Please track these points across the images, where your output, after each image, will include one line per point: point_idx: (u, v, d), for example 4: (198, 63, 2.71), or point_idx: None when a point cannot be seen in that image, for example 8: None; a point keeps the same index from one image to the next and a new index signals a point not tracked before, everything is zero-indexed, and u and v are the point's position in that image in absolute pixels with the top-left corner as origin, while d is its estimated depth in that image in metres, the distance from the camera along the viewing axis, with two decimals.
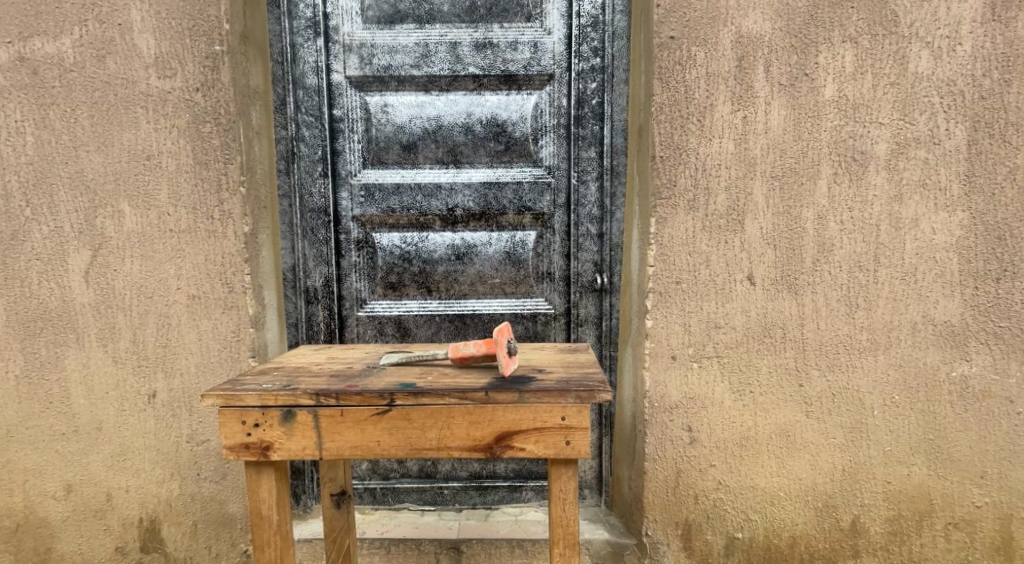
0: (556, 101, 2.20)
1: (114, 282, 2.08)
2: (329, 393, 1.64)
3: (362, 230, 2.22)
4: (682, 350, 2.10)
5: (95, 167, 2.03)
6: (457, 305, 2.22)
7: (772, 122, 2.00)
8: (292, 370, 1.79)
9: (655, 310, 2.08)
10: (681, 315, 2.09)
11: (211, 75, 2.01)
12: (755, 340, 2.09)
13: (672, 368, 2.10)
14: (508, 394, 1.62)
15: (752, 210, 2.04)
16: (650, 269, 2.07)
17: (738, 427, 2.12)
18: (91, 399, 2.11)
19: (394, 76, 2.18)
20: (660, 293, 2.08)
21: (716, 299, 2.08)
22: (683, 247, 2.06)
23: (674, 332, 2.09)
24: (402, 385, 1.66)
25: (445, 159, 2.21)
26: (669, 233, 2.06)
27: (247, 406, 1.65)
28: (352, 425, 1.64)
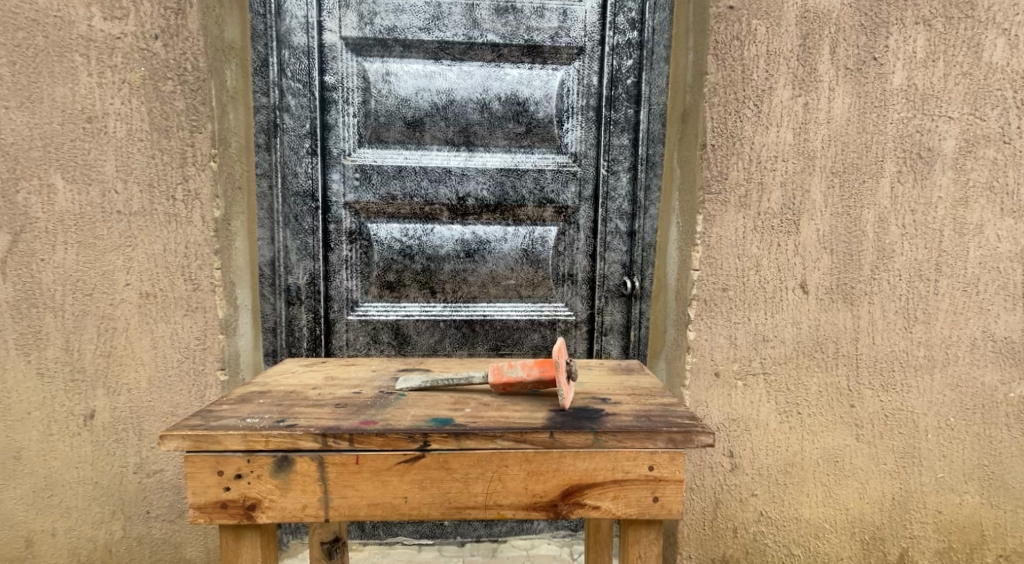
0: (585, 79, 1.93)
1: (41, 274, 1.67)
2: (341, 435, 1.36)
3: (356, 220, 1.87)
4: (726, 366, 1.85)
5: (15, 128, 1.63)
6: (466, 310, 1.90)
7: (835, 111, 1.79)
8: (283, 397, 1.49)
9: (697, 320, 1.82)
10: (727, 327, 1.84)
11: (175, 19, 1.65)
12: (806, 355, 1.86)
13: (715, 386, 1.85)
14: (580, 436, 1.39)
15: (809, 209, 1.82)
16: (696, 273, 1.81)
17: (783, 451, 1.88)
18: (6, 421, 1.70)
19: (399, 40, 1.84)
20: (705, 300, 1.82)
21: (765, 308, 1.84)
22: (732, 250, 1.81)
23: (718, 346, 1.84)
24: (436, 423, 1.40)
25: (456, 140, 1.88)
26: (719, 232, 1.80)
27: (228, 452, 1.36)
28: (369, 477, 1.38)
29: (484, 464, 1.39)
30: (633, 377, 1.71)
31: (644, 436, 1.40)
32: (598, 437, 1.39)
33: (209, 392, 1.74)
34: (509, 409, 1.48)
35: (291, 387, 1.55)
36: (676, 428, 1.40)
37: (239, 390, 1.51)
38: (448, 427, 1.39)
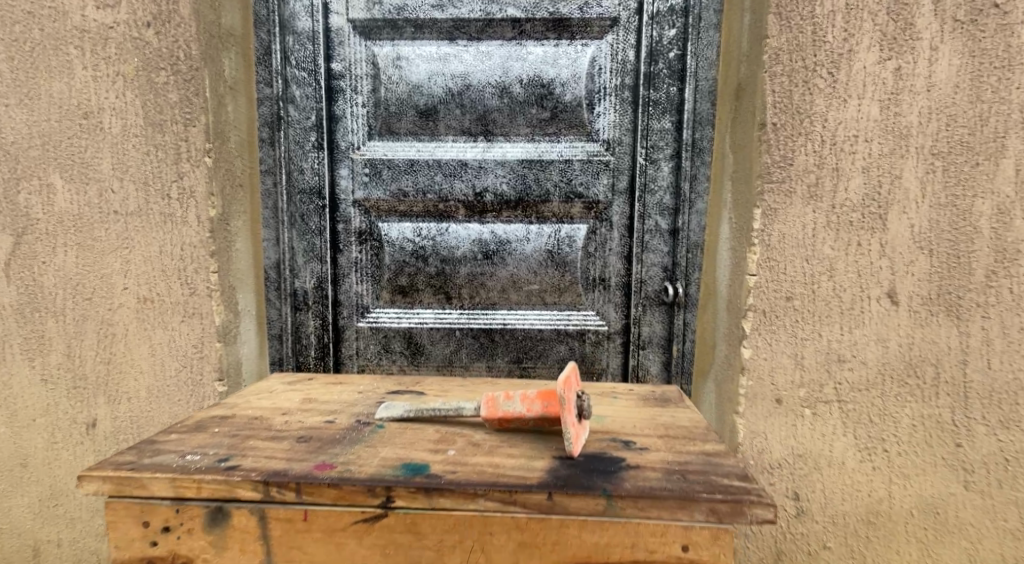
0: (620, 54, 1.68)
1: (42, 277, 1.62)
2: (287, 484, 1.20)
3: (366, 219, 1.70)
4: (790, 392, 1.52)
5: (16, 127, 1.60)
6: (484, 318, 1.71)
7: (937, 75, 1.43)
8: (242, 426, 1.38)
9: (756, 335, 1.52)
10: (791, 344, 1.51)
11: (167, 5, 1.55)
12: (895, 381, 1.50)
13: (777, 415, 1.53)
14: (589, 500, 1.18)
15: (901, 201, 1.45)
16: (754, 278, 1.51)
17: (862, 496, 1.52)
18: (13, 427, 1.66)
19: (409, 21, 1.65)
20: (765, 311, 1.51)
21: (843, 323, 1.50)
22: (796, 252, 1.49)
23: (780, 367, 1.52)
24: (406, 473, 1.22)
25: (473, 130, 1.68)
26: (781, 228, 1.49)
27: (156, 500, 1.22)
28: (320, 536, 1.21)
29: (462, 528, 1.20)
30: (658, 418, 1.45)
31: (675, 505, 1.18)
32: (613, 502, 1.18)
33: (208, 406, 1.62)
34: (502, 454, 1.28)
35: (257, 413, 1.44)
36: (725, 500, 1.17)
37: (199, 416, 1.42)
38: (420, 480, 1.20)
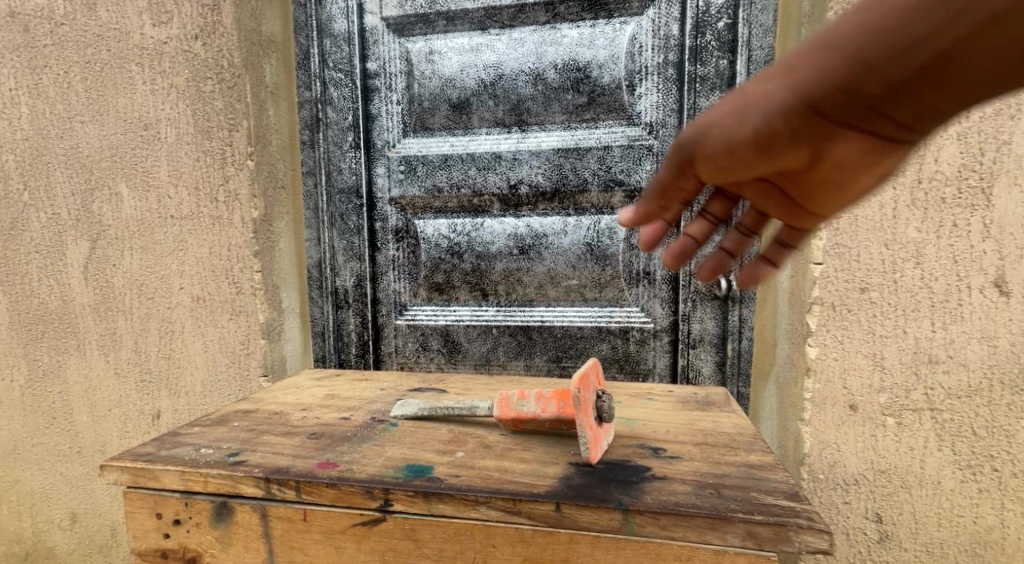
0: (662, 29, 1.58)
1: (113, 279, 1.70)
2: (287, 482, 1.18)
3: (402, 217, 1.72)
4: (868, 398, 1.39)
5: (90, 141, 1.68)
6: (520, 315, 1.67)
7: None
8: (257, 423, 1.38)
9: (821, 332, 1.40)
10: (870, 343, 1.39)
11: (211, 17, 1.59)
12: (1003, 389, 1.34)
13: (852, 420, 1.40)
14: (603, 514, 1.10)
15: (1009, 168, 1.31)
16: (819, 267, 1.40)
17: (965, 523, 1.37)
18: (94, 417, 1.76)
19: (441, 13, 1.64)
20: (834, 304, 1.40)
21: (936, 317, 1.35)
22: (872, 235, 1.37)
23: (855, 368, 1.40)
24: (409, 475, 1.18)
25: (507, 121, 1.64)
26: (852, 210, 1.38)
27: (167, 492, 1.24)
28: (319, 537, 1.19)
29: (463, 537, 1.14)
30: (697, 422, 1.36)
31: (708, 527, 1.08)
32: (630, 519, 1.09)
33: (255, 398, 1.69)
34: (514, 458, 1.23)
35: (279, 408, 1.46)
36: (765, 524, 1.06)
37: (224, 411, 1.44)
38: (417, 483, 1.16)
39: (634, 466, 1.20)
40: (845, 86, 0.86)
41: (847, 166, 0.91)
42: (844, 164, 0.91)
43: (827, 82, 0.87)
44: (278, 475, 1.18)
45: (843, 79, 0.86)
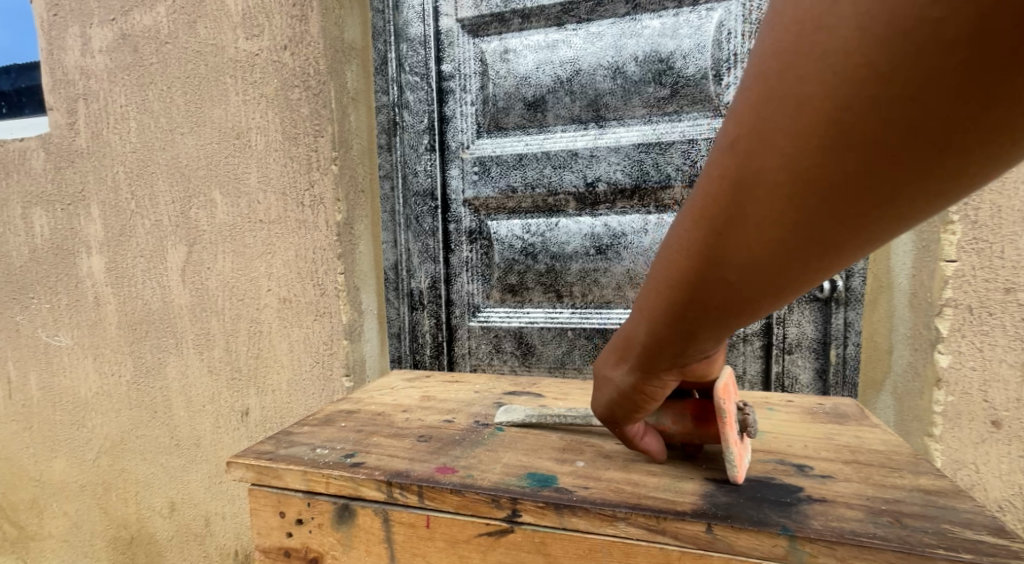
0: (753, 13, 1.50)
1: (207, 282, 1.77)
2: (409, 486, 1.11)
3: (475, 218, 1.72)
4: (1010, 412, 1.37)
5: (189, 151, 1.75)
6: (596, 318, 1.62)
7: None
8: (365, 423, 1.36)
9: (955, 337, 1.39)
10: (1015, 355, 1.37)
11: (299, 27, 1.62)
12: None
13: (994, 439, 1.38)
14: (764, 539, 0.98)
15: None
16: (952, 265, 1.38)
17: None
18: (190, 413, 1.86)
19: (516, 12, 1.63)
20: (971, 307, 1.38)
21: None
22: (1020, 229, 1.35)
23: (998, 381, 1.38)
24: (534, 484, 1.09)
25: (585, 117, 1.61)
26: (995, 201, 1.36)
27: (291, 491, 1.19)
28: (442, 545, 1.11)
29: (600, 554, 1.04)
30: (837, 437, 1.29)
31: (896, 562, 0.94)
32: (798, 546, 0.97)
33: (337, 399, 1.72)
34: (642, 472, 1.13)
35: (381, 409, 1.45)
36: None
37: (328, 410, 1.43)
38: (547, 493, 1.07)
39: (784, 486, 1.09)
40: (837, 108, 0.66)
41: (757, 213, 0.72)
42: (798, 209, 0.71)
43: (815, 89, 0.66)
44: (399, 478, 1.12)
45: (843, 99, 0.65)
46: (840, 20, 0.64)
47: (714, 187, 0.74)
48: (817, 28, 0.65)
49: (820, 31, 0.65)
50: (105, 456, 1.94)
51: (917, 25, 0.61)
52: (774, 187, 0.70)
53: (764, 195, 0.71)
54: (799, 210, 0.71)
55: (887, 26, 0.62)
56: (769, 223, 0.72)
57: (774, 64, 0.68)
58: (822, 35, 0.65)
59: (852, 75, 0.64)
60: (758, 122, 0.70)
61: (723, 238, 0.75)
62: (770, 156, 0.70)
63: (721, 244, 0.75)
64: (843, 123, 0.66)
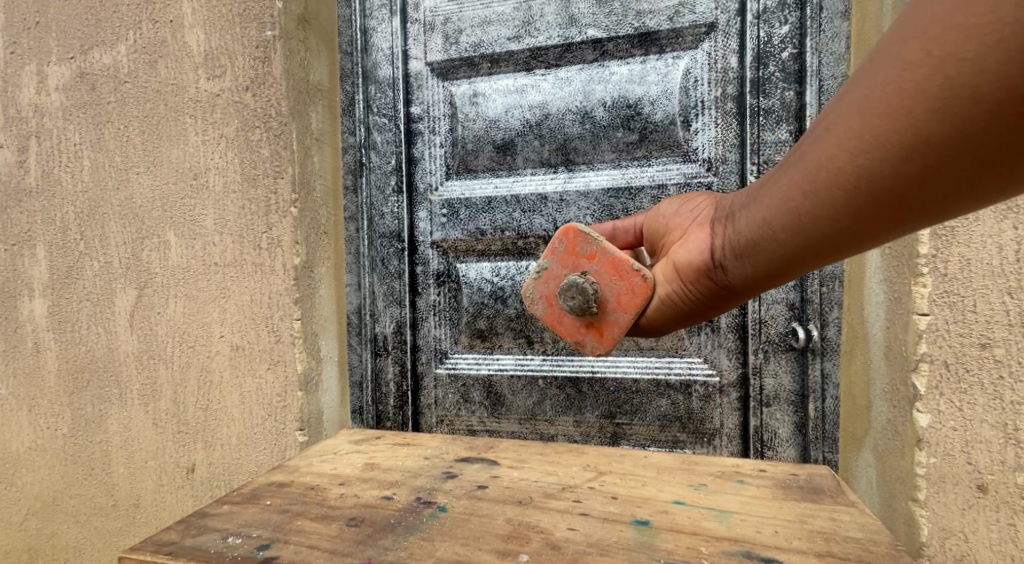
0: (719, 62, 1.49)
1: (157, 327, 1.67)
2: None
3: (443, 261, 1.66)
4: (996, 479, 1.29)
5: (143, 192, 1.65)
6: (569, 365, 1.61)
7: None
8: (301, 498, 1.43)
9: (933, 394, 1.32)
10: (996, 414, 1.30)
11: (262, 68, 1.56)
12: None
13: (980, 505, 1.30)
14: None
15: None
16: (925, 319, 1.33)
17: None
18: (131, 469, 1.73)
19: (486, 56, 1.60)
20: (947, 362, 1.32)
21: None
22: (991, 282, 1.30)
23: (980, 443, 1.30)
24: None
25: (554, 160, 1.57)
26: (963, 253, 1.31)
27: None
28: None
29: None
30: (810, 521, 1.33)
31: None
32: None
33: (290, 455, 1.62)
34: None
35: (317, 482, 1.48)
36: None
37: (263, 483, 1.48)
38: None
39: None
40: (913, 87, 0.85)
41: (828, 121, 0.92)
42: (843, 148, 0.90)
43: (920, 58, 0.84)
44: None
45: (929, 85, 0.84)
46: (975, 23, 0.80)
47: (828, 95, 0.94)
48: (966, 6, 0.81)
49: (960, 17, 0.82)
50: (35, 518, 1.79)
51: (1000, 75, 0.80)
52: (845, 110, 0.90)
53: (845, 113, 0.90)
54: (844, 149, 0.91)
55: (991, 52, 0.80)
56: (821, 151, 0.93)
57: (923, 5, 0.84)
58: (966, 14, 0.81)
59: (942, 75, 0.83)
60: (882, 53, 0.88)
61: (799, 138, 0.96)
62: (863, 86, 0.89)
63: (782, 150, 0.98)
64: (921, 93, 0.84)
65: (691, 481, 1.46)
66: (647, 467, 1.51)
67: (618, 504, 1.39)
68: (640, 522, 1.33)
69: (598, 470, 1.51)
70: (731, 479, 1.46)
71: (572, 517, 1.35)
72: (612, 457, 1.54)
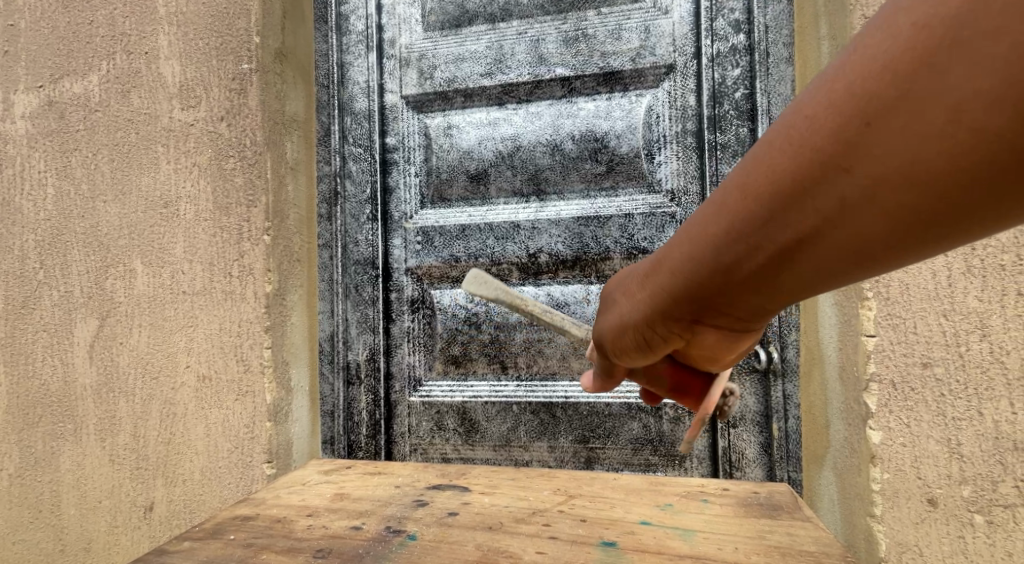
0: (678, 100, 1.59)
1: (119, 357, 1.63)
2: None
3: (418, 287, 1.72)
4: (947, 493, 1.33)
5: (110, 220, 1.62)
6: (544, 390, 1.66)
7: None
8: (265, 531, 1.39)
9: (884, 411, 1.36)
10: (940, 429, 1.34)
11: (237, 99, 1.57)
12: None
13: (932, 518, 1.34)
14: None
15: None
16: (873, 339, 1.37)
17: None
18: (82, 509, 1.65)
19: (459, 91, 1.69)
20: (894, 382, 1.36)
21: (1014, 398, 1.31)
22: (928, 305, 1.35)
23: (928, 458, 1.35)
24: None
25: (525, 190, 1.65)
26: (902, 277, 1.37)
27: None
28: None
29: None
30: (769, 536, 1.35)
31: None
32: None
33: (256, 488, 1.58)
34: None
35: (283, 514, 1.45)
36: None
37: (223, 518, 1.43)
38: None
39: None
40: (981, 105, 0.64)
41: (851, 189, 0.69)
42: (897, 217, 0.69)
43: (973, 75, 0.63)
44: None
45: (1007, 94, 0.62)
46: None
47: (807, 147, 0.70)
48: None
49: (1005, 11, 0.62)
50: None
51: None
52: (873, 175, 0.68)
53: (866, 180, 0.68)
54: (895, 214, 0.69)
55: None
56: (868, 223, 0.70)
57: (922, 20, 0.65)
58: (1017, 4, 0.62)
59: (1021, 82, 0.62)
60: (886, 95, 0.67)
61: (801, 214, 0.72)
62: (887, 126, 0.67)
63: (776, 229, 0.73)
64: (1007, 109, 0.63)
65: (657, 503, 1.48)
66: (615, 490, 1.53)
67: (586, 526, 1.39)
68: (607, 543, 1.34)
69: (568, 494, 1.52)
70: (696, 499, 1.48)
71: (539, 541, 1.35)
72: (582, 480, 1.56)
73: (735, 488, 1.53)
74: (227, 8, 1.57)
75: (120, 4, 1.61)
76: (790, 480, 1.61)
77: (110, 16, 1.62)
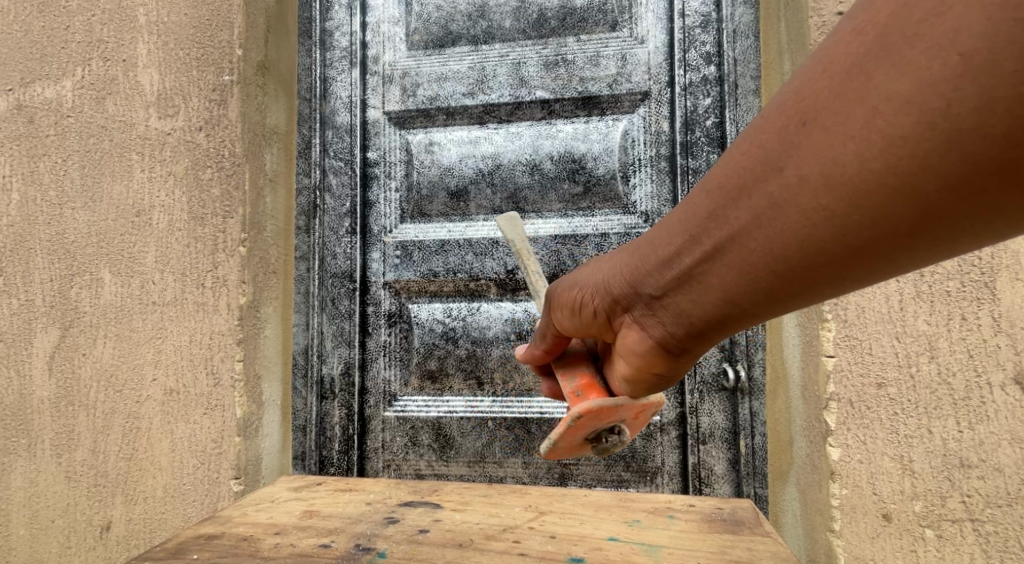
0: (653, 125, 1.67)
1: (80, 369, 1.57)
2: None
3: (396, 301, 1.77)
4: (900, 508, 1.36)
5: (78, 227, 1.58)
6: (519, 406, 1.69)
7: None
8: (226, 549, 1.33)
9: (843, 429, 1.39)
10: (894, 444, 1.38)
11: (217, 110, 1.56)
12: None
13: (887, 533, 1.37)
14: None
15: (1015, 264, 1.35)
16: (832, 359, 1.40)
17: None
18: (35, 528, 1.58)
19: (441, 109, 1.75)
20: (852, 401, 1.40)
21: (960, 415, 1.36)
22: (882, 328, 1.40)
23: (884, 473, 1.38)
24: None
25: (505, 208, 1.71)
26: (859, 301, 1.41)
27: None
28: None
29: None
30: (731, 551, 1.34)
31: None
32: None
33: (221, 506, 1.53)
34: None
35: (249, 532, 1.39)
36: None
37: (190, 532, 1.38)
38: None
39: None
40: (887, 115, 0.71)
41: (783, 186, 0.77)
42: (813, 213, 0.76)
43: (888, 95, 0.70)
44: None
45: (909, 124, 0.70)
46: (936, 56, 0.68)
47: (754, 150, 0.80)
48: (922, 31, 0.68)
49: (920, 44, 0.68)
50: None
51: (998, 105, 0.66)
52: (798, 174, 0.76)
53: (796, 177, 0.76)
54: (817, 221, 0.76)
55: (993, 53, 0.65)
56: (791, 224, 0.78)
57: (858, 44, 0.72)
58: (926, 42, 0.68)
59: (921, 116, 0.69)
60: (824, 101, 0.74)
61: (735, 210, 0.81)
62: (813, 134, 0.75)
63: (715, 228, 0.83)
64: (910, 127, 0.70)
65: (625, 518, 1.47)
66: (585, 506, 1.53)
67: (556, 542, 1.37)
68: (576, 558, 1.32)
69: (539, 510, 1.50)
70: (663, 515, 1.48)
71: (509, 557, 1.32)
72: (553, 496, 1.55)
73: (700, 503, 1.54)
74: (210, 19, 1.57)
75: (98, 10, 1.59)
76: (757, 495, 1.66)
77: (87, 22, 1.59)
